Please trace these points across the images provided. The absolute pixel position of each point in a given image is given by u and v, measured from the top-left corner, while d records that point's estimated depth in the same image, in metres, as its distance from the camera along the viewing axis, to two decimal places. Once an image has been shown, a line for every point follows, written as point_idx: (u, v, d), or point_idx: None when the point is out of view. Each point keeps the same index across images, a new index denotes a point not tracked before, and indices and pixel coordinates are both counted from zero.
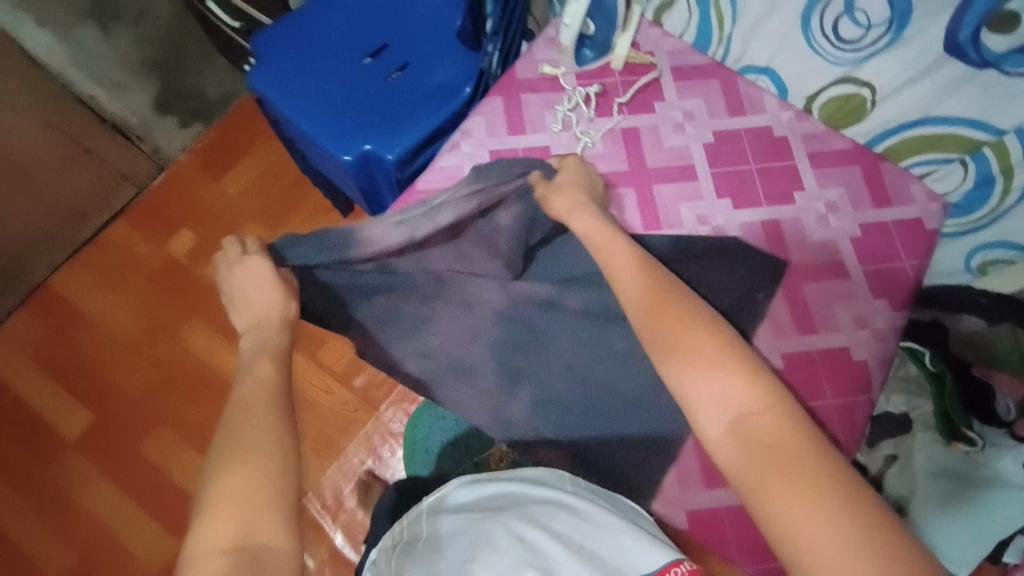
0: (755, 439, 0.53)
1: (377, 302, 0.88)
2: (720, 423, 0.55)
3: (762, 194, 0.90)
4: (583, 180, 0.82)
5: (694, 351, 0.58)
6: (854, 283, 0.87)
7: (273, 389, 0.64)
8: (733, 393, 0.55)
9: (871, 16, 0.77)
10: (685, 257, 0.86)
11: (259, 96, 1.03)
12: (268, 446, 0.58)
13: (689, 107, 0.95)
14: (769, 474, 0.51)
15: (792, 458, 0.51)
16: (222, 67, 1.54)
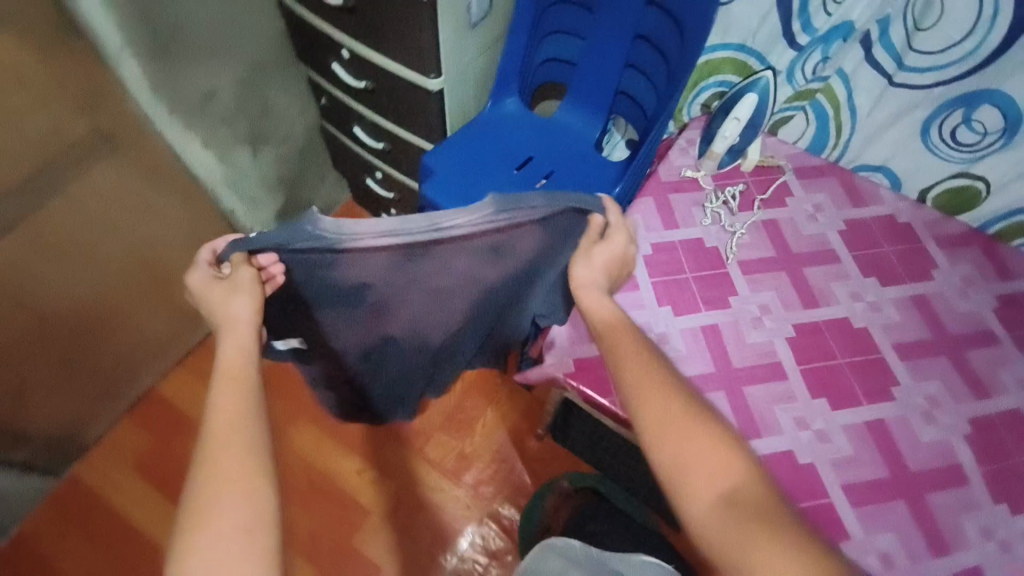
0: (743, 508, 0.50)
1: (310, 299, 0.75)
2: (706, 489, 0.51)
3: (903, 273, 1.01)
4: (626, 249, 0.73)
5: (676, 429, 0.55)
6: (1006, 349, 0.95)
7: (242, 390, 0.57)
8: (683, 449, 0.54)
9: (986, 125, 0.93)
10: (851, 333, 0.94)
11: (427, 204, 1.14)
12: (241, 459, 0.52)
13: (817, 201, 1.08)
14: (758, 547, 0.48)
15: (774, 522, 0.49)
16: (332, 181, 1.67)
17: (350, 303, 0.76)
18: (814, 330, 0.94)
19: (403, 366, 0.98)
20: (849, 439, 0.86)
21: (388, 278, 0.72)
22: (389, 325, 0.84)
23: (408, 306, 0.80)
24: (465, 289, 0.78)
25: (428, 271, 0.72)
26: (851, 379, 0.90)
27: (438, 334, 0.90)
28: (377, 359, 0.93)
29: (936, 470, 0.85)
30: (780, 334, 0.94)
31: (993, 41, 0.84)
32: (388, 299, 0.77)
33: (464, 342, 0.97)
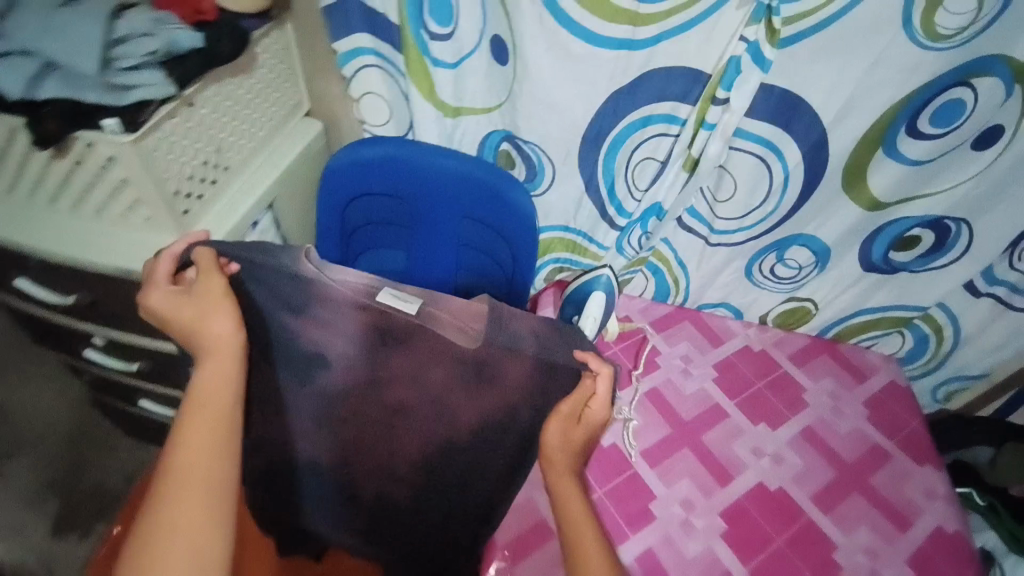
0: None
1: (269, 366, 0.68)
2: None
3: (783, 408, 1.01)
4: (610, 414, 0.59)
5: None
6: (898, 460, 0.97)
7: (218, 441, 0.49)
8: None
9: (799, 261, 0.98)
10: (770, 498, 0.89)
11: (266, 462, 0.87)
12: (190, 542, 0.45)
13: (683, 351, 1.08)
14: None
15: None
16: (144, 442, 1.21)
17: (308, 387, 0.70)
18: (740, 512, 0.87)
19: (323, 511, 0.80)
20: None
21: (351, 365, 0.68)
22: (336, 440, 0.74)
23: (366, 415, 0.71)
24: (425, 401, 0.69)
25: (389, 374, 0.68)
26: (794, 561, 0.84)
27: (384, 479, 0.76)
28: (303, 485, 0.78)
29: None
30: (714, 533, 0.84)
31: (786, 201, 0.87)
32: (346, 393, 0.70)
33: (407, 516, 0.78)
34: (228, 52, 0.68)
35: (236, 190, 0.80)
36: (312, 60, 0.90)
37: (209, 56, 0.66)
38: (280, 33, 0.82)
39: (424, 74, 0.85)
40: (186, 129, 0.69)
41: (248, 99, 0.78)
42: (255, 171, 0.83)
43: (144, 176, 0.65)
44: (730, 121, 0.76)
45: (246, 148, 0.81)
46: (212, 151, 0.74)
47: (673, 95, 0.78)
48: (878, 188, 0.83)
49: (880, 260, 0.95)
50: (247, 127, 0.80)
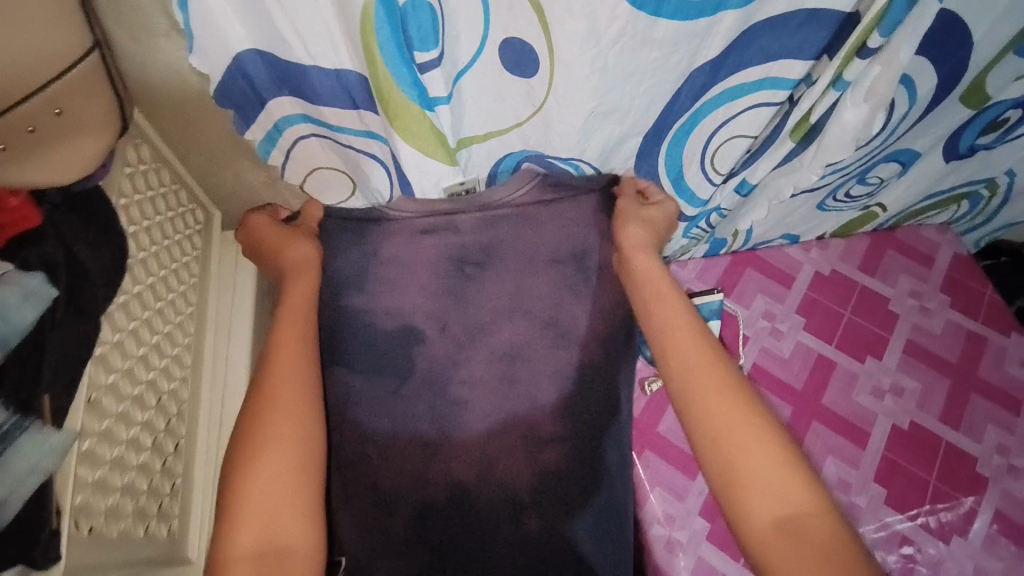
0: (801, 534, 0.47)
1: (358, 376, 0.61)
2: (765, 510, 0.49)
3: (877, 330, 0.94)
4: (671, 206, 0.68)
5: (712, 414, 0.53)
6: (991, 340, 0.94)
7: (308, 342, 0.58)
8: (745, 449, 0.51)
9: (882, 175, 0.86)
10: (908, 438, 0.86)
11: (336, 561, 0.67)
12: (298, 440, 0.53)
13: (761, 308, 0.95)
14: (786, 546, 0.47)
15: (805, 515, 0.48)
16: None
17: (409, 383, 0.61)
18: (891, 468, 0.84)
19: (463, 528, 0.57)
20: (996, 556, 0.80)
21: (448, 329, 0.63)
22: (457, 435, 0.60)
23: (485, 385, 0.62)
24: (543, 335, 0.63)
25: (496, 319, 0.63)
26: (950, 491, 0.83)
27: (530, 448, 0.60)
28: (435, 510, 0.58)
29: None
30: (879, 504, 0.82)
31: (900, 130, 0.72)
32: (453, 368, 0.62)
33: (568, 480, 0.59)
34: (99, 270, 0.43)
35: (206, 433, 0.58)
36: (196, 153, 0.58)
37: (75, 296, 0.41)
38: (139, 142, 0.50)
39: (431, 135, 0.53)
40: (113, 436, 0.44)
41: (159, 287, 0.51)
42: (212, 375, 0.60)
43: (106, 559, 0.43)
44: (882, 75, 0.55)
45: (186, 355, 0.56)
46: (156, 413, 0.50)
47: (789, 51, 0.53)
48: (993, 87, 0.68)
49: (965, 148, 0.83)
50: (173, 330, 0.54)
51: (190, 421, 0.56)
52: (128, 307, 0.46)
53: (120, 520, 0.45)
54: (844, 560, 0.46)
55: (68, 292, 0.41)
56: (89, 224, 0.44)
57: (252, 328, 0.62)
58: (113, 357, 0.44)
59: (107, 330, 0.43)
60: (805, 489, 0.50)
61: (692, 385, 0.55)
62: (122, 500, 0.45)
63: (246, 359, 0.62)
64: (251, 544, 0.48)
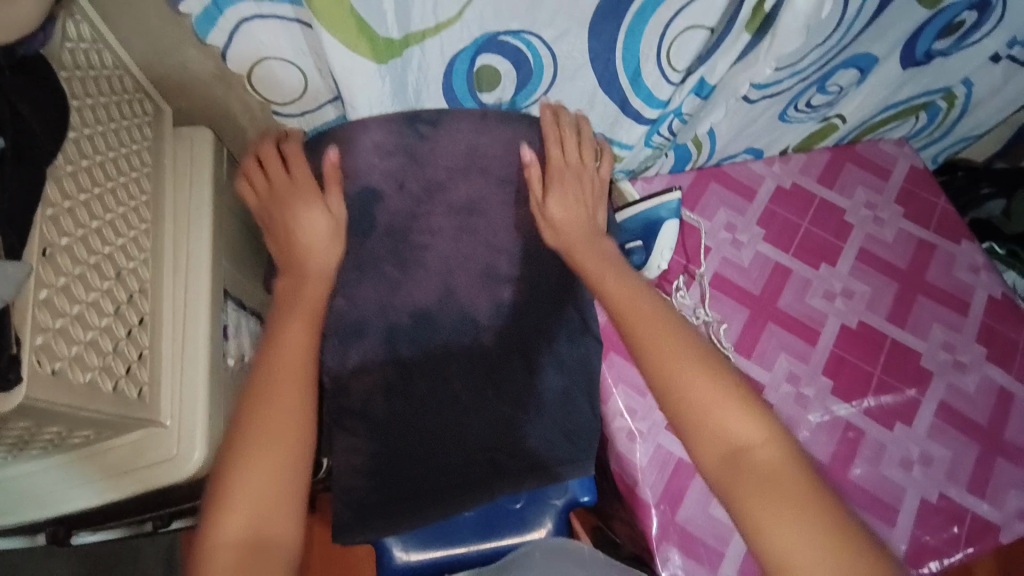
0: (750, 472, 0.51)
1: None
2: (714, 453, 0.52)
3: (833, 238, 0.97)
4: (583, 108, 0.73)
5: (663, 376, 0.56)
6: (943, 246, 0.97)
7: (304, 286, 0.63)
8: (699, 399, 0.54)
9: (841, 83, 0.87)
10: (856, 335, 0.90)
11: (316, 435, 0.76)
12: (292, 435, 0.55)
13: (725, 221, 0.98)
14: (738, 488, 0.50)
15: (753, 457, 0.51)
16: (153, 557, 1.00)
17: (372, 237, 0.69)
18: (839, 362, 0.88)
19: (428, 355, 0.69)
20: (941, 444, 0.85)
21: (405, 186, 0.70)
22: (421, 276, 0.70)
23: (443, 236, 0.70)
24: (498, 190, 0.71)
25: (453, 177, 0.70)
26: (895, 384, 0.88)
27: (488, 282, 0.70)
28: (403, 351, 0.68)
29: (999, 408, 0.87)
30: (826, 395, 0.86)
31: (860, 23, 0.72)
32: (412, 220, 0.70)
33: (526, 308, 0.70)
34: (44, 130, 0.44)
35: (171, 311, 0.62)
36: (135, 35, 0.57)
37: (20, 153, 0.42)
38: (78, 18, 0.50)
39: (352, 21, 0.55)
40: (72, 293, 0.47)
41: (109, 167, 0.53)
42: (175, 261, 0.62)
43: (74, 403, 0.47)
44: None
45: (144, 238, 0.58)
46: (117, 283, 0.53)
47: None
48: None
49: (922, 54, 0.84)
50: (130, 212, 0.56)
51: (153, 298, 0.59)
52: (76, 177, 0.48)
53: (87, 371, 0.48)
54: (800, 489, 0.49)
55: (15, 147, 0.42)
56: (33, 86, 0.44)
57: (209, 216, 0.65)
58: (64, 220, 0.46)
59: (55, 191, 0.45)
60: (755, 426, 0.52)
61: (647, 346, 0.57)
62: (87, 352, 0.48)
63: (208, 238, 0.64)
64: (241, 520, 0.50)
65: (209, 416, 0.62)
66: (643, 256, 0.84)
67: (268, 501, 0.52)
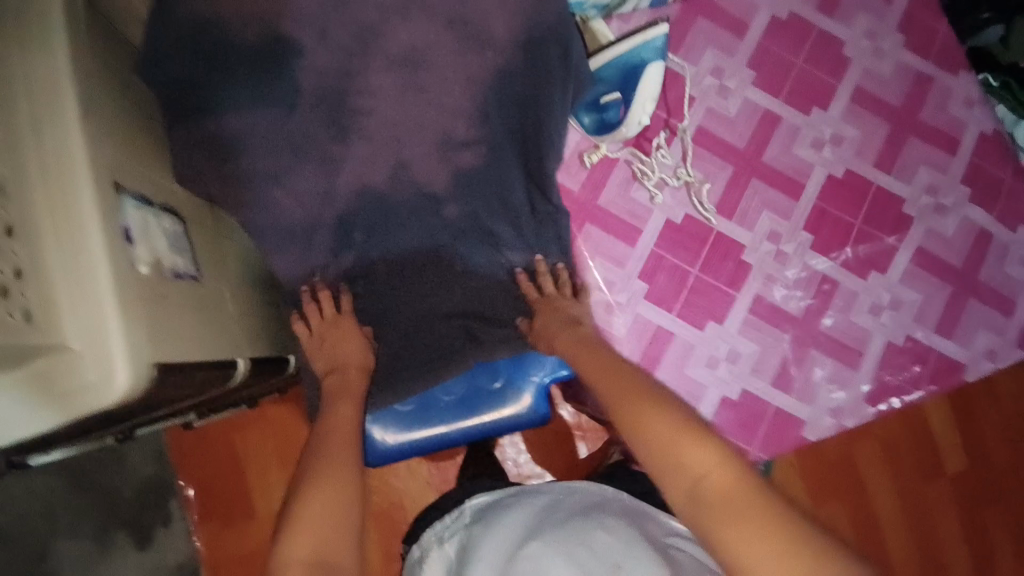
0: (711, 503, 0.45)
1: (249, 111, 0.61)
2: (675, 489, 0.47)
3: (827, 77, 0.87)
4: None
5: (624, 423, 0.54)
6: (940, 80, 0.89)
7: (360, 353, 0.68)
8: (643, 433, 0.52)
9: None
10: (840, 184, 0.85)
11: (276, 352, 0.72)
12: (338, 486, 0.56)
13: (711, 64, 0.85)
14: (711, 522, 0.44)
15: (718, 490, 0.45)
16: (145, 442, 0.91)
17: (299, 110, 0.63)
18: (820, 216, 0.84)
19: (405, 267, 0.69)
20: (912, 287, 0.83)
21: (328, 35, 0.63)
22: (366, 145, 0.65)
23: (386, 97, 0.65)
24: (448, 36, 0.65)
25: (386, 19, 0.64)
26: (875, 234, 0.84)
27: (445, 151, 0.66)
28: (379, 271, 0.69)
29: (975, 249, 0.85)
30: (804, 249, 0.83)
31: None
32: (348, 80, 0.64)
33: (484, 179, 0.68)
34: None
35: (43, 201, 0.42)
36: None
37: None
38: None
39: None
40: None
41: None
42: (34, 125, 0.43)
43: None
44: None
45: None
46: None
47: None
48: None
49: None
50: None
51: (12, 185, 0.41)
52: None
53: None
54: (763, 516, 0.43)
55: None
56: None
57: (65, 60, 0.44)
58: None
59: None
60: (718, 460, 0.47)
61: (601, 394, 0.59)
62: None
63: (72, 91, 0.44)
64: (305, 555, 0.50)
65: (132, 331, 0.43)
66: (620, 112, 0.74)
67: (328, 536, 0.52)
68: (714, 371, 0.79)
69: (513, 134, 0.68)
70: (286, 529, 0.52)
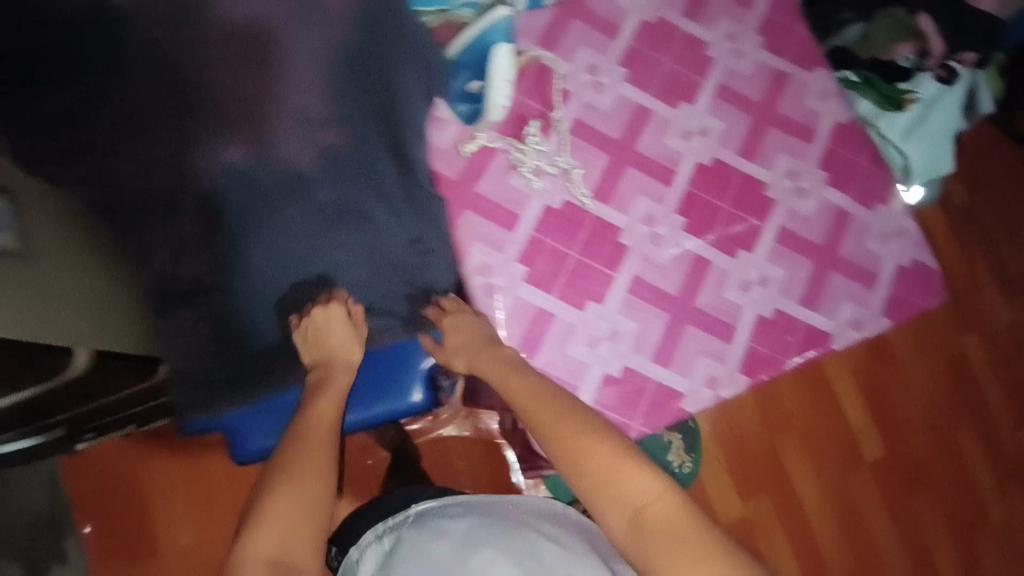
0: (654, 535, 0.49)
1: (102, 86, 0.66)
2: (621, 523, 0.51)
3: (693, 75, 0.93)
4: None
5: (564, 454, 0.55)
6: (796, 77, 0.96)
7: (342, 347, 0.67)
8: (603, 470, 0.53)
9: None
10: (708, 171, 0.90)
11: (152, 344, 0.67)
12: (318, 490, 0.55)
13: (587, 61, 0.90)
14: (661, 558, 0.48)
15: (672, 531, 0.49)
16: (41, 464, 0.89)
17: (150, 81, 0.67)
18: (690, 201, 0.89)
19: (284, 245, 0.69)
20: (778, 265, 0.89)
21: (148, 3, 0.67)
22: (218, 118, 0.68)
23: (230, 68, 0.69)
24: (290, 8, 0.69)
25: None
26: (742, 216, 0.90)
27: (306, 127, 0.70)
28: (259, 263, 0.69)
29: (835, 227, 0.92)
30: (677, 232, 0.87)
31: None
32: (190, 52, 0.68)
33: (352, 157, 0.71)
34: None
35: None
36: None
37: None
38: None
39: None
40: None
41: None
42: None
43: None
44: None
45: None
46: None
47: None
48: None
49: None
50: None
51: None
52: None
53: None
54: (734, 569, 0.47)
55: None
56: None
57: None
58: None
59: None
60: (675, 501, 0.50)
61: (545, 433, 0.57)
62: None
63: None
64: (267, 555, 0.49)
65: None
66: (484, 94, 0.80)
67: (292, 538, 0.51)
68: (596, 349, 0.82)
69: (373, 108, 0.71)
70: (252, 522, 0.51)
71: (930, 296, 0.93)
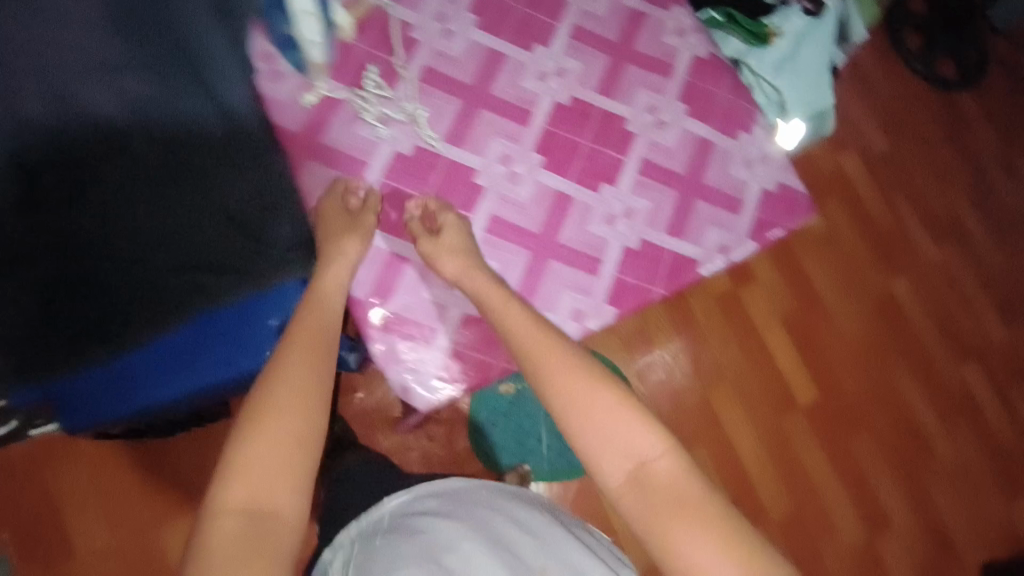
0: (657, 492, 0.47)
1: None
2: (623, 475, 0.48)
3: (547, 17, 0.93)
4: None
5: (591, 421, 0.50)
6: (653, 14, 0.96)
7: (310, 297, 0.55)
8: (617, 428, 0.50)
9: None
10: (565, 110, 0.90)
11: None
12: (297, 445, 0.47)
13: (435, 10, 0.89)
14: (661, 516, 0.46)
15: (680, 493, 0.47)
16: None
17: None
18: (549, 139, 0.89)
19: (128, 216, 0.65)
20: (641, 196, 0.89)
21: None
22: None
23: None
24: None
25: None
26: (603, 151, 0.90)
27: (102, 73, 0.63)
28: (90, 231, 0.64)
29: (697, 157, 0.92)
30: (535, 170, 0.87)
31: None
32: None
33: (174, 106, 0.67)
34: None
35: None
36: None
37: None
38: None
39: None
40: None
41: None
42: None
43: None
44: None
45: None
46: None
47: None
48: None
49: None
50: None
51: None
52: None
53: None
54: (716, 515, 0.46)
55: None
56: None
57: None
58: None
59: None
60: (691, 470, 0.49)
61: (558, 389, 0.53)
62: None
63: None
64: (240, 503, 0.43)
65: None
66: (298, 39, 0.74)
67: (274, 485, 0.45)
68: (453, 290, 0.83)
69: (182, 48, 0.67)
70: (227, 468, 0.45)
71: (797, 216, 0.94)
